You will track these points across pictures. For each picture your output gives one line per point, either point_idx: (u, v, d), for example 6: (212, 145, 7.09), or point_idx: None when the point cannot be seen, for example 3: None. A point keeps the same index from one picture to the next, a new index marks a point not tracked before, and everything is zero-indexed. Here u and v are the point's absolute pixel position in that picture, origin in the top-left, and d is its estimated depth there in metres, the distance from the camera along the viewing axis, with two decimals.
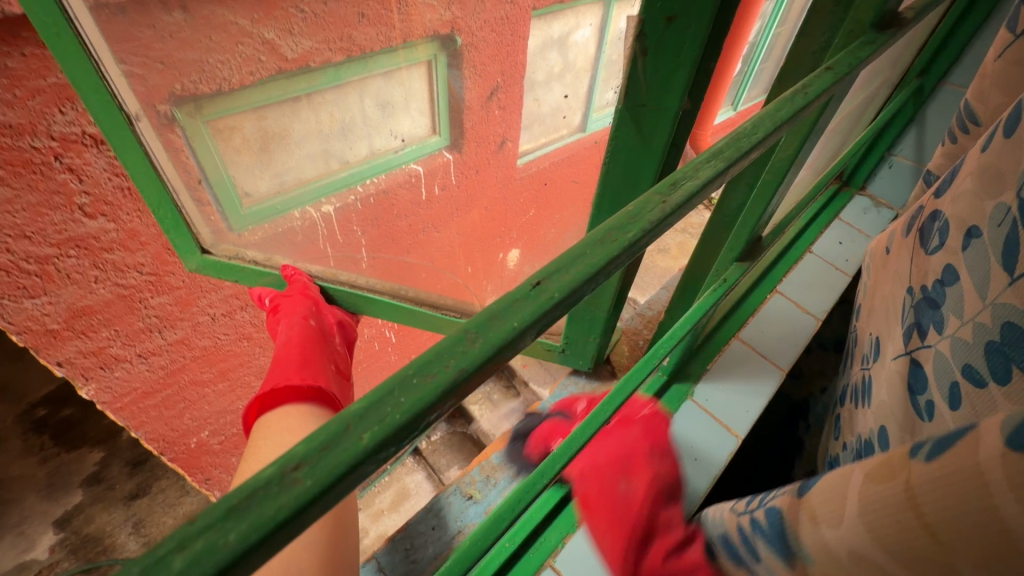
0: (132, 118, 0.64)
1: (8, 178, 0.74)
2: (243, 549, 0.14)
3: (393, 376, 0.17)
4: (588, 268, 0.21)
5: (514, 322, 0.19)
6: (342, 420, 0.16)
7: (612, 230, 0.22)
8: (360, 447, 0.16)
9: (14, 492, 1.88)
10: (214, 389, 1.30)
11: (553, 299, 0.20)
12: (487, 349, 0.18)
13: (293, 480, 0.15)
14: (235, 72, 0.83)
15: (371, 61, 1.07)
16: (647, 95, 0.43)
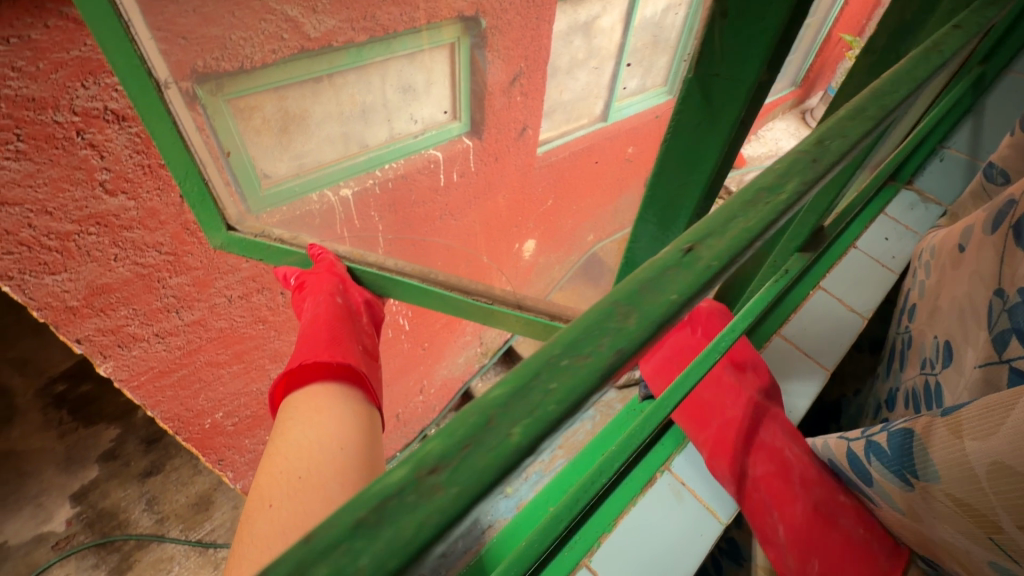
0: (161, 84, 0.65)
1: (29, 152, 0.73)
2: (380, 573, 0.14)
3: (540, 360, 0.18)
4: (746, 236, 0.22)
5: (668, 295, 0.20)
6: (486, 415, 0.16)
7: (763, 192, 0.24)
8: (511, 441, 0.16)
9: (32, 465, 1.90)
10: (229, 371, 1.30)
11: (709, 266, 0.21)
12: (642, 328, 0.19)
13: (433, 486, 0.15)
14: (258, 50, 0.82)
15: (394, 42, 1.05)
16: (722, 63, 0.41)
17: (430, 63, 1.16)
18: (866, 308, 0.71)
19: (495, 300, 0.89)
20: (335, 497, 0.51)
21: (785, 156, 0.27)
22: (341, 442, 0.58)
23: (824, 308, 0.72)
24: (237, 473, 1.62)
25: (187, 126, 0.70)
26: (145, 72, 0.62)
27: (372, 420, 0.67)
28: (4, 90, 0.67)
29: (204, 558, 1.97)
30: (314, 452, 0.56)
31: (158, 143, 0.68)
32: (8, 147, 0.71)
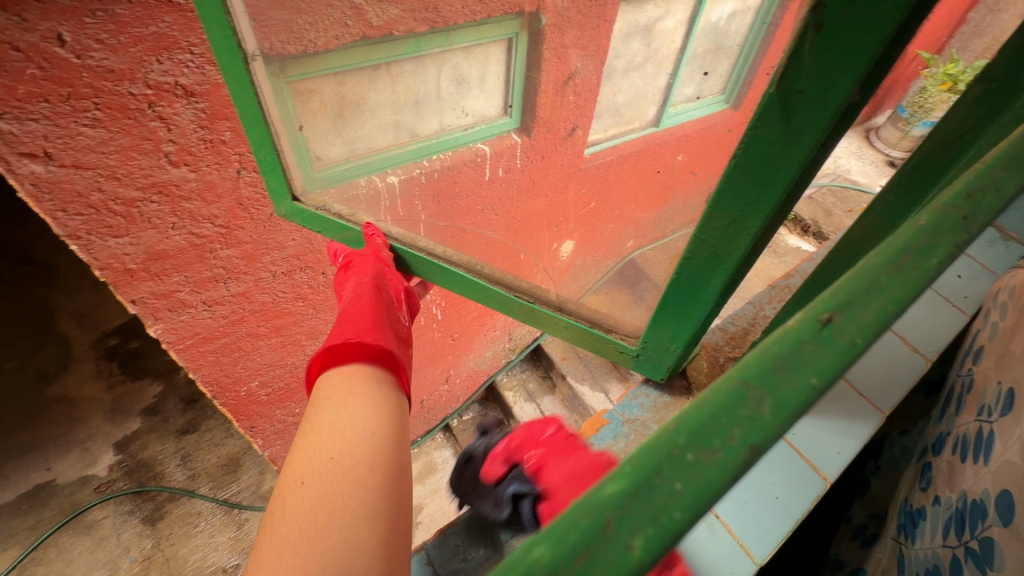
0: (249, 56, 0.73)
1: (105, 121, 0.78)
2: None
3: (662, 456, 0.20)
4: (889, 309, 0.23)
5: (804, 378, 0.21)
6: (604, 523, 0.19)
7: (906, 257, 0.26)
8: (632, 556, 0.18)
9: (83, 411, 2.05)
10: (268, 343, 1.34)
11: (850, 344, 0.22)
12: (772, 413, 0.21)
13: None
14: (322, 35, 0.85)
15: (452, 34, 1.07)
16: (808, 80, 0.39)
17: (486, 57, 1.15)
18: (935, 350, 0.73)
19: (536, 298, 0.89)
20: (363, 482, 0.55)
21: (934, 208, 0.28)
22: (373, 427, 0.62)
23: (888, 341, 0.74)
24: (266, 441, 1.67)
25: (267, 97, 0.79)
26: (236, 44, 0.70)
27: (400, 406, 0.69)
28: (86, 60, 0.72)
29: (228, 517, 2.02)
30: (347, 437, 0.60)
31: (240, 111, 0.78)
32: (86, 115, 0.76)
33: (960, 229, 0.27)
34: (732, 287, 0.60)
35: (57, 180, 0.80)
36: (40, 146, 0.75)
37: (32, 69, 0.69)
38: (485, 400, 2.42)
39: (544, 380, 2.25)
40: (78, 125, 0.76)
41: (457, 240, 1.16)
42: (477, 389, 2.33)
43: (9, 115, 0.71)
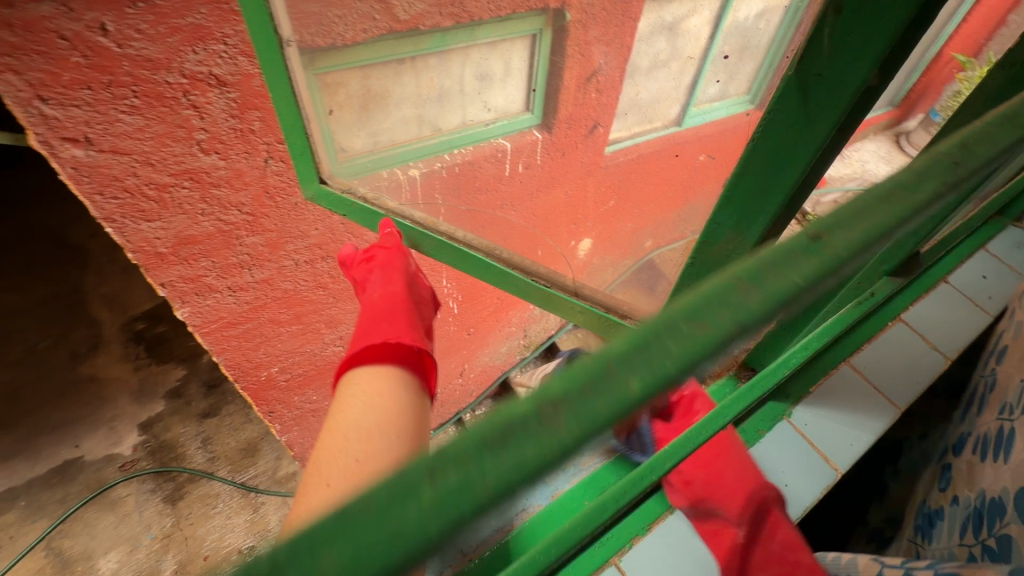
0: (284, 41, 0.75)
1: (141, 108, 0.81)
2: (499, 485, 0.17)
3: (661, 323, 0.20)
4: (870, 233, 0.24)
5: (790, 277, 0.22)
6: (606, 366, 0.19)
7: (901, 189, 0.26)
8: (630, 393, 0.19)
9: (110, 391, 2.12)
10: (288, 330, 1.37)
11: (837, 253, 0.23)
12: (764, 302, 0.21)
13: (544, 425, 0.18)
14: (350, 28, 0.88)
15: (479, 29, 1.09)
16: (826, 63, 0.40)
17: (509, 53, 1.19)
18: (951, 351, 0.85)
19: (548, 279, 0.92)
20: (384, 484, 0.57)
21: (926, 154, 0.28)
22: (397, 430, 0.64)
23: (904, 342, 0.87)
24: (283, 427, 1.71)
25: (299, 79, 0.81)
26: (273, 29, 0.73)
27: (421, 409, 0.72)
28: (127, 50, 0.75)
29: (244, 499, 2.08)
30: (371, 436, 0.62)
31: (269, 84, 0.78)
32: (124, 103, 0.79)
33: (949, 171, 0.27)
34: None
35: (95, 165, 0.84)
36: (81, 132, 0.79)
37: (77, 57, 0.72)
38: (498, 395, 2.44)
39: None
40: (117, 112, 0.80)
41: (478, 229, 1.15)
42: (490, 384, 2.34)
43: (53, 100, 0.75)
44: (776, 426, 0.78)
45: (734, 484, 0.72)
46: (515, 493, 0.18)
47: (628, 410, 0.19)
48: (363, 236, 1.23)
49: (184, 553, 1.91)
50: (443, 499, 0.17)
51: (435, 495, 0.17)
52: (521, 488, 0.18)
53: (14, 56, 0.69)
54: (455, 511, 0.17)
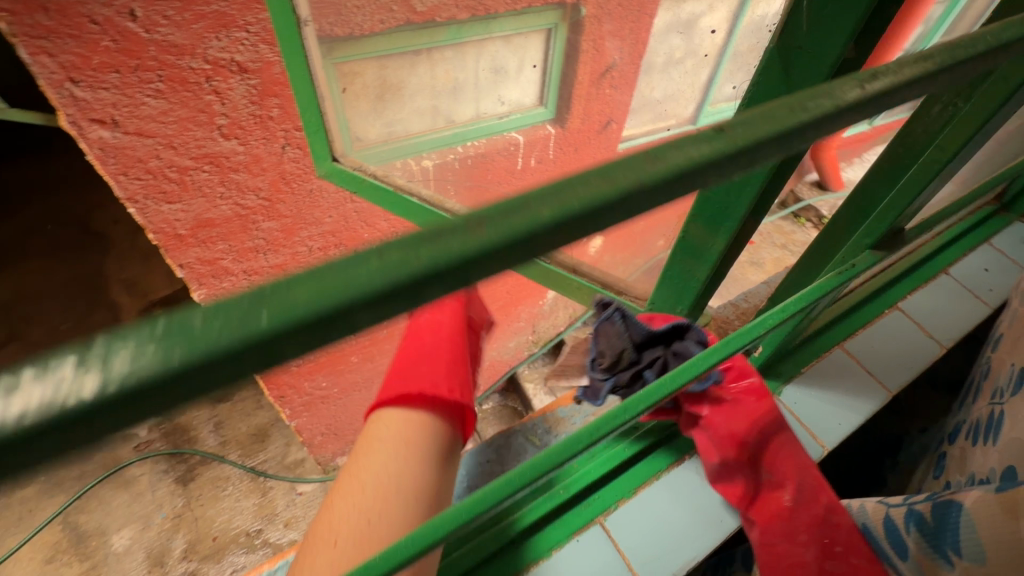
0: (302, 22, 0.78)
1: (166, 92, 0.84)
2: (427, 268, 0.20)
3: (575, 175, 0.23)
4: (771, 129, 0.26)
5: (687, 154, 0.24)
6: (523, 199, 0.22)
7: (813, 99, 0.27)
8: (542, 217, 0.22)
9: None
10: None
11: (738, 143, 0.25)
12: (666, 171, 0.24)
13: (470, 230, 0.21)
14: (368, 18, 0.91)
15: (494, 23, 1.09)
16: (805, 35, 0.47)
17: (524, 48, 1.19)
18: (948, 340, 0.98)
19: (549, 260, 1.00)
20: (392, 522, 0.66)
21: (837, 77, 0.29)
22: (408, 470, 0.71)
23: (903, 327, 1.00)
24: (293, 412, 1.74)
25: (314, 58, 0.82)
26: (291, 10, 0.76)
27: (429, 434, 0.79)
28: (154, 35, 0.77)
29: (254, 483, 2.09)
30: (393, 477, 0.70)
31: (288, 74, 0.80)
32: (150, 86, 0.82)
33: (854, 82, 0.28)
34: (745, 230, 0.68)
35: (120, 146, 0.87)
36: (108, 113, 0.82)
37: (107, 41, 0.75)
38: (505, 391, 2.45)
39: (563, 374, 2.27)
40: (142, 95, 0.83)
41: None
42: (497, 379, 2.36)
43: (84, 83, 0.78)
44: None
45: (781, 452, 0.80)
46: (446, 285, 0.21)
47: (541, 232, 0.22)
48: (376, 225, 1.25)
49: (193, 533, 1.93)
50: (385, 273, 0.20)
51: (376, 270, 0.20)
52: (446, 278, 0.21)
53: (48, 39, 0.72)
54: (395, 283, 0.20)
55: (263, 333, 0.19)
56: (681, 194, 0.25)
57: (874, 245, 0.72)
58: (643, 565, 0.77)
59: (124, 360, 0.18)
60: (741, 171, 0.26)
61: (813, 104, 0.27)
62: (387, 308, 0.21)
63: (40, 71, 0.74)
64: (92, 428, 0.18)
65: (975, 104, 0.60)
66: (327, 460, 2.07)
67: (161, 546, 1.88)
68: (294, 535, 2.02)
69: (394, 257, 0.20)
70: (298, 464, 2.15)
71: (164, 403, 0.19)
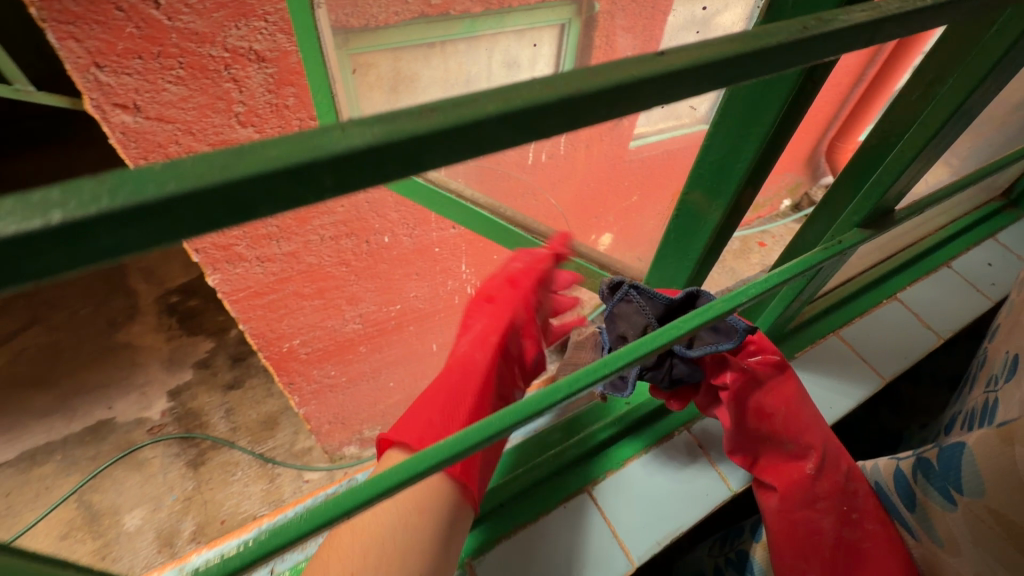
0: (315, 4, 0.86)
1: (186, 79, 0.86)
2: (385, 139, 0.23)
3: (518, 81, 0.26)
4: (702, 57, 0.29)
5: (625, 71, 0.28)
6: (475, 95, 0.25)
7: (747, 39, 0.31)
8: (489, 111, 0.25)
9: (143, 358, 2.24)
10: (311, 304, 1.40)
11: (672, 64, 0.29)
12: (605, 83, 0.27)
13: (429, 114, 0.24)
14: (383, 10, 0.95)
15: (508, 17, 1.08)
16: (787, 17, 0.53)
17: (537, 41, 1.15)
18: (947, 331, 1.04)
19: (550, 241, 1.21)
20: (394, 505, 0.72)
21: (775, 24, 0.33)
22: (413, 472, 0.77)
23: (903, 316, 1.05)
24: (302, 399, 1.76)
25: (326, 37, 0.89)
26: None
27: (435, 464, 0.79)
28: (176, 23, 0.80)
29: (262, 470, 2.12)
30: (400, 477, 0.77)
31: (302, 50, 0.88)
32: (171, 73, 0.85)
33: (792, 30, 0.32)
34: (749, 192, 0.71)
35: (142, 131, 0.89)
36: (130, 99, 0.85)
37: (131, 27, 0.78)
38: None
39: None
40: (164, 81, 0.85)
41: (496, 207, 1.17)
42: None
43: (108, 68, 0.81)
44: None
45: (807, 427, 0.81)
46: (398, 161, 0.25)
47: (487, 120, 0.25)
48: (387, 215, 1.25)
49: (202, 516, 1.97)
50: (356, 140, 0.23)
51: (344, 136, 0.23)
52: (402, 152, 0.24)
53: (76, 25, 0.75)
54: (369, 145, 0.23)
55: (253, 172, 0.21)
56: (620, 105, 0.29)
57: (862, 223, 0.71)
58: (627, 532, 0.82)
59: (97, 196, 0.20)
60: (673, 94, 0.30)
61: (746, 42, 0.31)
62: (369, 170, 0.24)
63: (67, 56, 0.78)
64: (94, 252, 0.21)
65: (951, 86, 0.59)
66: (334, 450, 2.08)
67: (171, 526, 1.93)
68: None
69: (361, 129, 0.23)
70: (305, 452, 2.16)
71: (160, 238, 0.22)
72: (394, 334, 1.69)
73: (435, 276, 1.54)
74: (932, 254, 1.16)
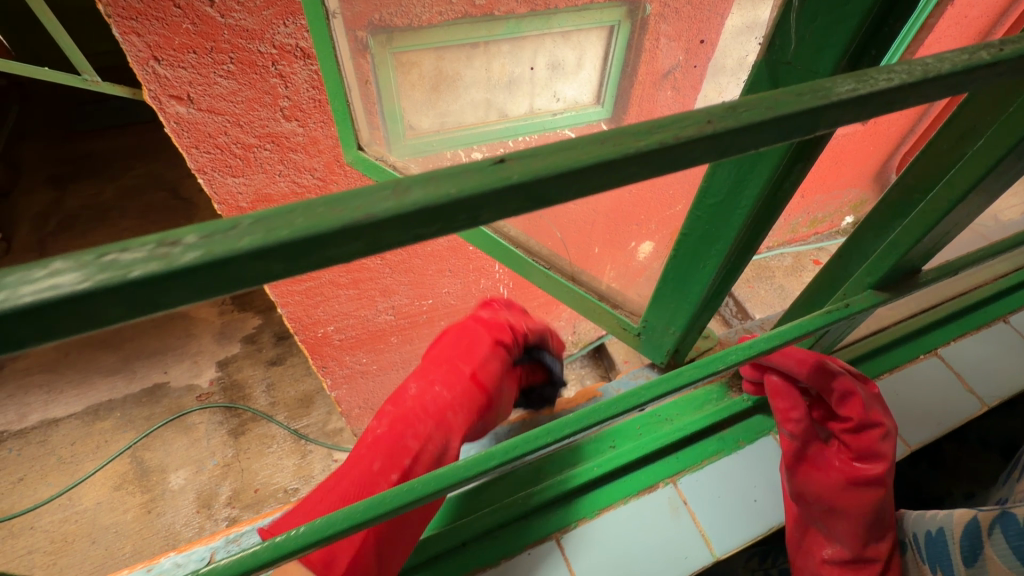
0: (330, 14, 0.88)
1: (236, 74, 0.91)
2: (139, 278, 0.21)
3: (300, 201, 0.23)
4: (556, 169, 0.25)
5: (453, 187, 0.24)
6: (233, 224, 0.22)
7: (719, 114, 0.28)
8: (237, 244, 0.22)
9: (197, 330, 2.42)
10: (346, 293, 1.44)
11: (508, 178, 0.25)
12: (476, 187, 0.24)
13: (174, 249, 0.21)
14: (427, 10, 0.96)
15: (552, 19, 1.06)
16: (793, 55, 0.49)
17: (584, 45, 1.10)
18: (992, 398, 0.96)
19: (550, 264, 1.15)
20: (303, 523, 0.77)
21: (762, 95, 0.29)
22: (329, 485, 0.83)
23: (938, 373, 0.97)
24: (334, 383, 1.81)
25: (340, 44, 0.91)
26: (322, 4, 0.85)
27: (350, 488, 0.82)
28: (228, 20, 0.84)
29: (296, 445, 2.20)
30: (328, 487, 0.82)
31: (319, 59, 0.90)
32: (222, 67, 0.89)
33: (793, 99, 0.28)
34: (766, 224, 0.68)
35: (194, 121, 0.94)
36: (184, 91, 0.90)
37: (187, 24, 0.83)
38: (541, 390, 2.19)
39: (603, 377, 2.14)
40: (215, 75, 0.90)
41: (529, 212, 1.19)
42: None
43: (165, 62, 0.86)
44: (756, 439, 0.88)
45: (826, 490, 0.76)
46: (150, 298, 0.22)
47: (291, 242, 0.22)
48: None
49: (239, 482, 2.08)
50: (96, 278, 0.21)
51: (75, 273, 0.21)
52: (187, 277, 0.22)
53: (137, 20, 0.80)
54: (146, 275, 0.21)
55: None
56: (528, 198, 0.26)
57: (876, 285, 0.68)
58: None
59: None
60: (598, 186, 0.27)
61: (637, 139, 0.26)
62: (115, 309, 0.22)
63: (129, 49, 0.83)
64: None
65: (985, 144, 0.52)
66: (363, 433, 2.14)
67: (210, 489, 2.04)
68: None
69: (73, 268, 0.21)
70: (337, 432, 2.23)
71: None
72: (425, 328, 1.71)
73: (468, 273, 1.55)
74: (988, 306, 1.06)
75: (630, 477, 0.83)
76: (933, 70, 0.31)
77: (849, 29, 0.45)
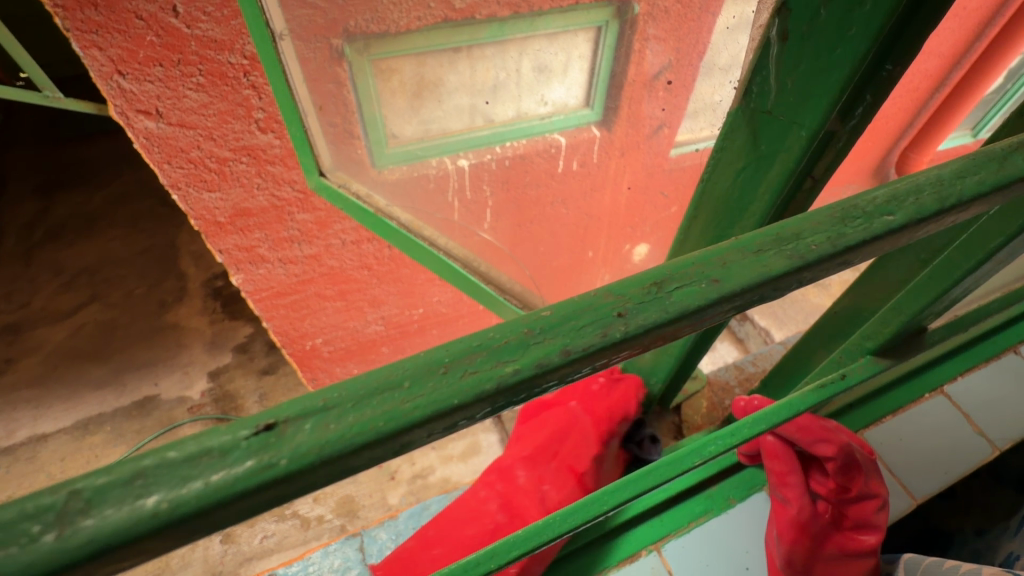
0: (278, 35, 0.81)
1: (206, 86, 0.87)
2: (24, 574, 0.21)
3: (162, 454, 0.22)
4: (347, 438, 0.24)
5: (320, 449, 0.23)
6: (107, 483, 0.22)
7: (690, 279, 0.28)
8: (115, 524, 0.21)
9: (189, 338, 2.38)
10: (333, 305, 1.41)
11: (273, 459, 0.23)
12: (424, 413, 0.25)
13: (54, 533, 0.21)
14: (405, 15, 0.89)
15: (538, 20, 0.98)
16: (773, 102, 0.49)
17: (571, 45, 1.01)
18: (1004, 442, 0.94)
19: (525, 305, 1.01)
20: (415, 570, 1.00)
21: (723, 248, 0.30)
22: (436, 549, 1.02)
23: (945, 412, 0.96)
24: None
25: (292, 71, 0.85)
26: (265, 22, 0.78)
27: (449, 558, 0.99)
28: (195, 31, 0.81)
29: None
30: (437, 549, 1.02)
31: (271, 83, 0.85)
32: (191, 80, 0.86)
33: None
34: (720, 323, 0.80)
35: (164, 136, 0.91)
36: (153, 105, 0.87)
37: (151, 36, 0.79)
38: None
39: None
40: (184, 87, 0.86)
41: (518, 223, 1.18)
42: None
43: (131, 75, 0.83)
44: (747, 498, 0.87)
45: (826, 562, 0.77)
46: None
47: (67, 567, 0.21)
48: None
49: None
50: None
51: None
52: (70, 565, 0.21)
53: (98, 33, 0.77)
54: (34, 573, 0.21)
55: None
56: (391, 447, 0.25)
57: (875, 351, 0.77)
58: None
59: None
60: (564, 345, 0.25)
61: (503, 362, 0.26)
62: None
63: (92, 63, 0.80)
64: None
65: None
66: None
67: None
68: (322, 510, 2.01)
69: None
70: None
71: None
72: (416, 337, 1.68)
73: None
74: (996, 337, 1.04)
75: (608, 546, 0.83)
76: (932, 204, 0.31)
77: (837, 78, 0.44)
